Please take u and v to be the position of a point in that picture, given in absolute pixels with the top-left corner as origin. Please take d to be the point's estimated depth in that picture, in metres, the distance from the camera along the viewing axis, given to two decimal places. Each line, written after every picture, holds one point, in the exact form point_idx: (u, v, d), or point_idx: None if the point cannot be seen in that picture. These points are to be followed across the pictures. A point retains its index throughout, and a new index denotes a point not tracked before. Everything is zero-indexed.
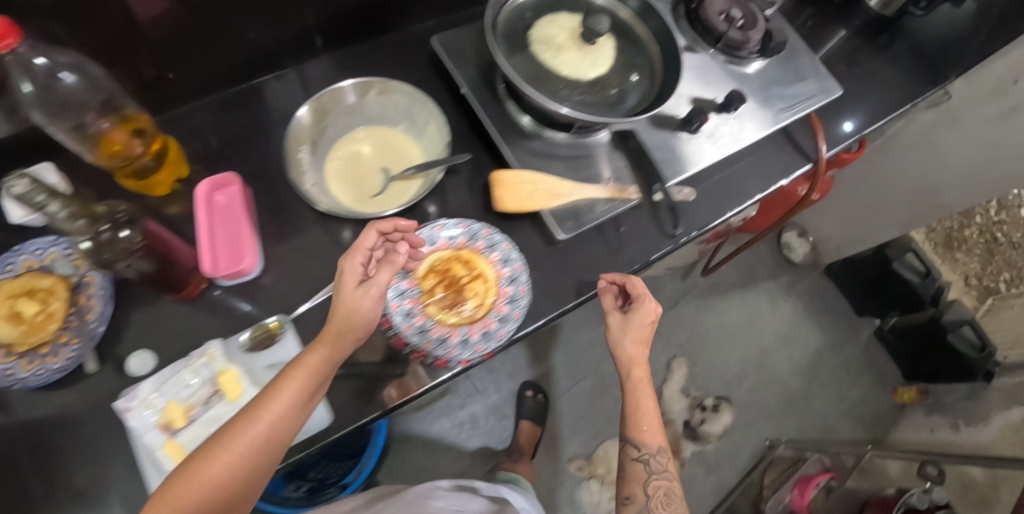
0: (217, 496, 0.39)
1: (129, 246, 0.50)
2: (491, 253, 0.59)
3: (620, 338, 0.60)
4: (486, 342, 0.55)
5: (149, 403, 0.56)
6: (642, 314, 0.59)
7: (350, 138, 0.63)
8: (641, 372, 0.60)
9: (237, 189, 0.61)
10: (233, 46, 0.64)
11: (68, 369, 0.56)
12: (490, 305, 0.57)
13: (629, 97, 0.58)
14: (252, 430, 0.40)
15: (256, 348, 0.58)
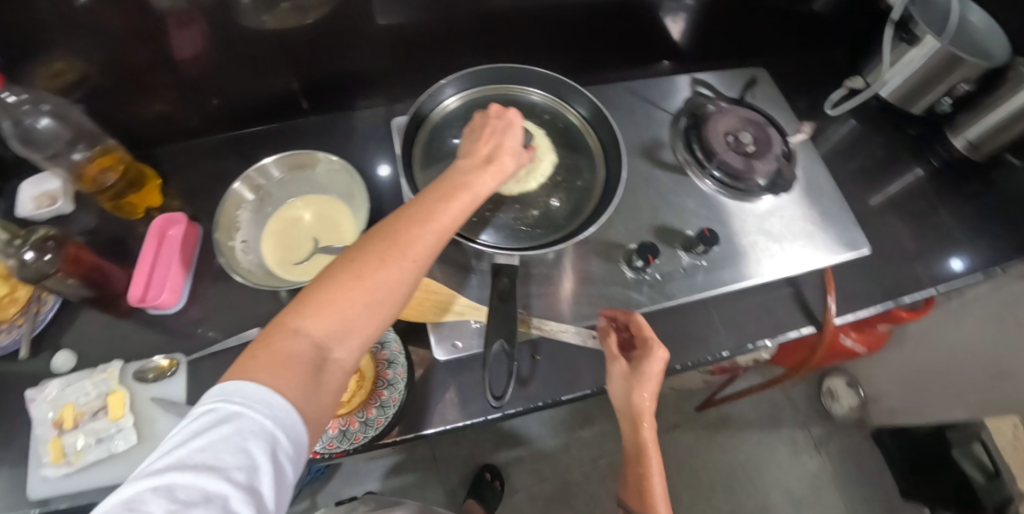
0: (373, 291, 0.37)
1: (38, 271, 0.56)
2: (381, 350, 0.57)
3: (622, 389, 0.51)
4: (340, 442, 0.52)
5: (50, 400, 0.60)
6: (655, 364, 0.49)
7: (289, 206, 0.64)
8: (648, 434, 0.50)
9: (182, 227, 0.64)
10: (238, 93, 0.72)
11: (7, 349, 0.62)
12: (356, 404, 0.54)
13: (553, 218, 0.54)
14: (414, 236, 0.40)
15: (149, 379, 0.60)
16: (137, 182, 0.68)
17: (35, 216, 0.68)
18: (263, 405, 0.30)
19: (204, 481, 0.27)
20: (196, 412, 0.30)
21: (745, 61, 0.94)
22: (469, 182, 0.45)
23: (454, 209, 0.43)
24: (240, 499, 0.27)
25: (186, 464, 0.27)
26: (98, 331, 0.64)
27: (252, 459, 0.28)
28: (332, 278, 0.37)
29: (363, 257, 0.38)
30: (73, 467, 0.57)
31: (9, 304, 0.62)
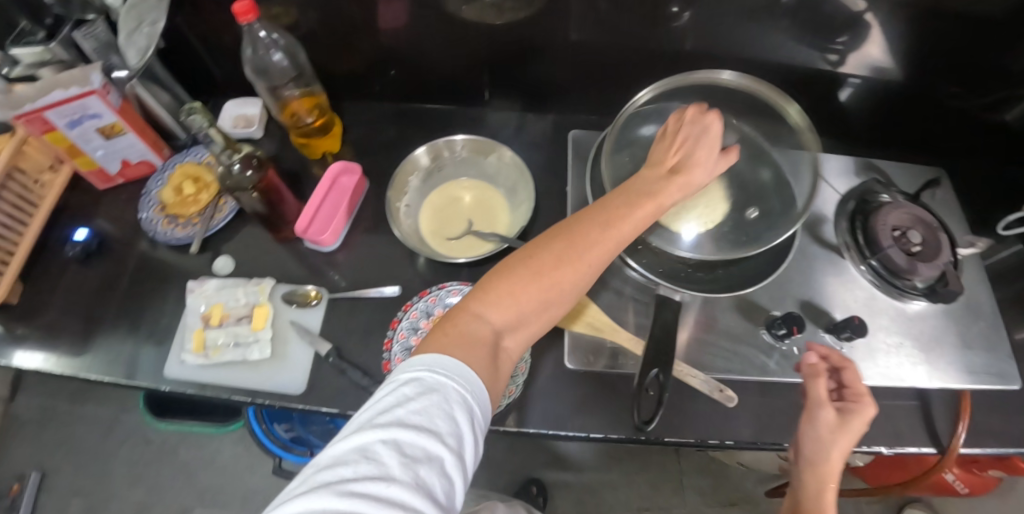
0: (552, 284, 0.41)
1: (241, 183, 0.61)
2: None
3: (812, 434, 0.48)
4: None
5: (205, 295, 0.65)
6: (861, 421, 0.47)
7: (455, 184, 0.69)
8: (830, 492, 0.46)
9: (356, 179, 0.70)
10: (429, 71, 0.78)
11: (183, 241, 0.71)
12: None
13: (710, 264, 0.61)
14: (597, 239, 0.43)
15: (294, 304, 0.64)
16: (327, 127, 0.72)
17: (231, 133, 0.76)
18: (462, 379, 0.33)
19: (425, 441, 0.28)
20: (406, 372, 0.33)
21: (925, 157, 0.88)
22: (654, 194, 0.46)
23: (636, 220, 0.45)
24: (452, 462, 0.29)
25: (406, 423, 0.29)
26: (255, 248, 0.70)
27: (456, 429, 0.30)
28: (519, 270, 0.41)
29: (548, 255, 0.41)
30: (209, 360, 0.62)
31: (193, 203, 0.71)
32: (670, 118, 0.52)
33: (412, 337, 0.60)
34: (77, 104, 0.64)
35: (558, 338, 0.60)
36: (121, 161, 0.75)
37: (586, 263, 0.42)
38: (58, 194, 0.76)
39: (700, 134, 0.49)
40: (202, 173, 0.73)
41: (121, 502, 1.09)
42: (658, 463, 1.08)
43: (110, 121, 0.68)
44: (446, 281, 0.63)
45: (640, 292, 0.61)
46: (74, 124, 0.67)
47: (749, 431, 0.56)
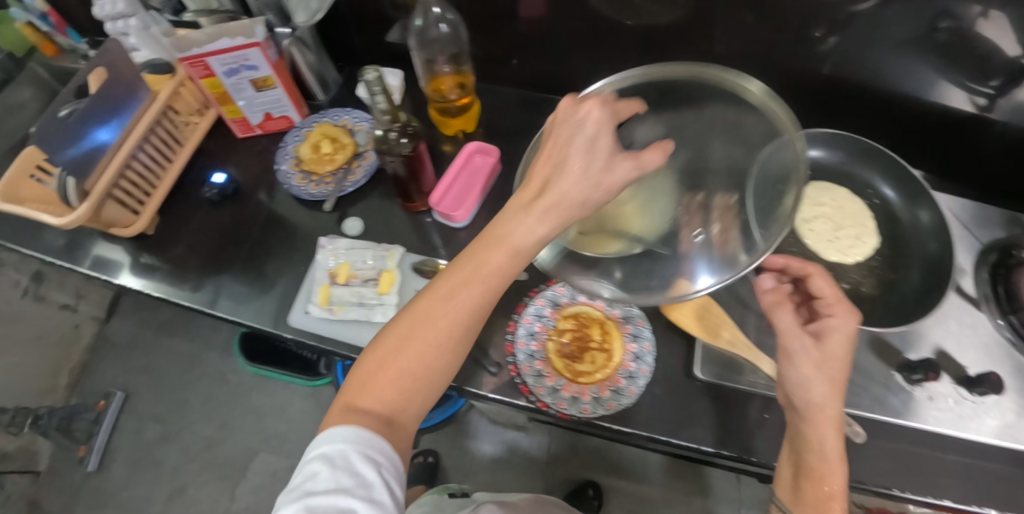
0: (428, 351, 0.36)
1: (398, 150, 0.60)
2: (634, 343, 0.60)
3: (798, 375, 0.42)
4: (569, 405, 0.56)
5: (334, 254, 0.67)
6: (837, 337, 0.42)
7: None
8: (830, 434, 0.40)
9: (491, 161, 0.71)
10: (563, 64, 0.77)
11: (315, 197, 0.73)
12: (594, 381, 0.57)
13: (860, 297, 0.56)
14: (451, 304, 0.36)
15: (420, 275, 0.65)
16: (468, 107, 0.72)
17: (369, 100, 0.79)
18: (353, 442, 0.32)
19: (335, 499, 0.30)
20: (302, 463, 0.33)
21: None
22: (507, 234, 0.36)
23: (495, 268, 0.36)
24: (366, 507, 0.30)
25: (316, 491, 0.30)
26: (381, 213, 0.72)
27: (365, 477, 0.31)
28: (374, 358, 0.36)
29: (402, 329, 0.36)
30: (332, 316, 0.63)
31: (328, 162, 0.73)
32: (547, 119, 0.40)
33: (537, 324, 0.60)
34: (239, 54, 0.67)
35: (680, 349, 0.60)
36: (264, 114, 0.78)
37: (447, 325, 0.36)
38: (201, 138, 0.81)
39: (579, 123, 0.37)
40: (339, 135, 0.75)
41: (195, 432, 1.16)
42: (714, 487, 1.07)
43: (264, 74, 0.71)
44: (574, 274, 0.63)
45: (772, 314, 0.60)
46: (232, 73, 0.70)
47: (861, 473, 0.55)
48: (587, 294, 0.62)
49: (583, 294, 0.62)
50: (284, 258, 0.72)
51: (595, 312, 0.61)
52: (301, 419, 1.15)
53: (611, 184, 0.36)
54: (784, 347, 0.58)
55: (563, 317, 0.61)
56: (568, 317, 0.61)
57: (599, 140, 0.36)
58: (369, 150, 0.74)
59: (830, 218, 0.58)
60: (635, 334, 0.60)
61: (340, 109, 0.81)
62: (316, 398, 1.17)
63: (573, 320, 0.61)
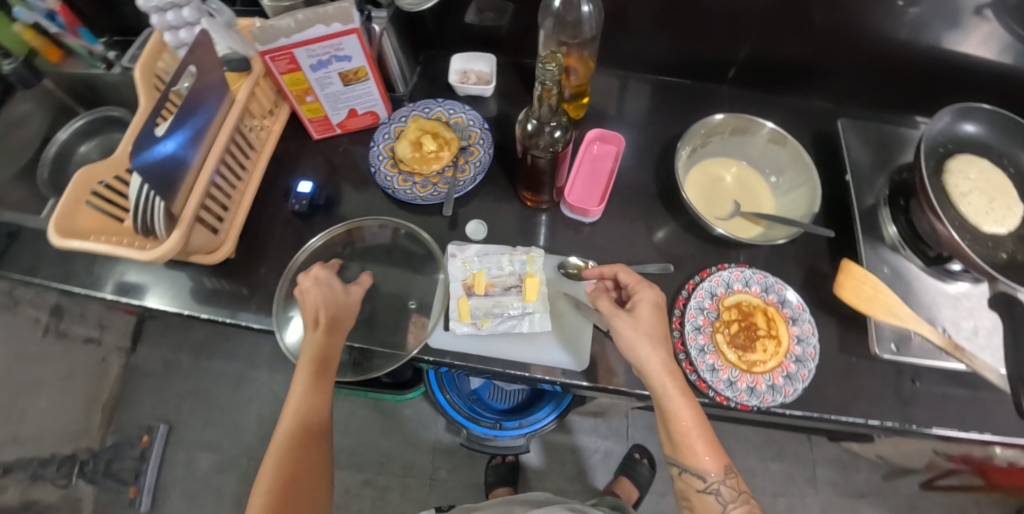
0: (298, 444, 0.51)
1: (551, 145, 0.56)
2: (796, 327, 0.60)
3: (645, 356, 0.50)
4: (750, 396, 0.55)
5: (468, 261, 0.62)
6: (647, 306, 0.52)
7: (723, 162, 0.67)
8: (670, 383, 0.50)
9: (614, 149, 0.67)
10: (669, 40, 0.69)
11: (426, 201, 0.67)
12: (768, 369, 0.56)
13: (1018, 267, 0.58)
14: (296, 404, 0.53)
15: (564, 276, 0.62)
16: (581, 93, 0.67)
17: (461, 88, 0.72)
18: None
19: None
20: None
21: None
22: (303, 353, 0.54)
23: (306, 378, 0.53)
24: None
25: None
26: (499, 211, 0.67)
27: None
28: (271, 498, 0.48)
29: (286, 456, 0.51)
30: (479, 330, 0.59)
31: (433, 160, 0.66)
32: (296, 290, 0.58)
33: (700, 316, 0.59)
34: (334, 43, 0.60)
35: (831, 328, 0.63)
36: (347, 111, 0.71)
37: (305, 414, 0.53)
38: (273, 144, 0.74)
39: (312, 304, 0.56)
40: (440, 130, 0.69)
41: (254, 457, 1.08)
42: (787, 450, 1.11)
43: (357, 65, 0.64)
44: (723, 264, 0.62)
45: (925, 288, 0.61)
46: (320, 66, 0.63)
47: (1006, 426, 0.60)
48: (740, 282, 0.61)
49: (738, 282, 0.61)
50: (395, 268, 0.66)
51: (751, 299, 0.61)
52: (368, 431, 1.10)
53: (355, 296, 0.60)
54: (942, 319, 0.60)
55: (724, 307, 0.60)
56: (729, 307, 0.60)
57: (332, 282, 0.58)
58: (476, 145, 0.68)
59: (982, 192, 0.60)
60: (796, 318, 0.60)
61: (426, 100, 0.74)
62: (382, 408, 1.11)
63: (735, 310, 0.60)
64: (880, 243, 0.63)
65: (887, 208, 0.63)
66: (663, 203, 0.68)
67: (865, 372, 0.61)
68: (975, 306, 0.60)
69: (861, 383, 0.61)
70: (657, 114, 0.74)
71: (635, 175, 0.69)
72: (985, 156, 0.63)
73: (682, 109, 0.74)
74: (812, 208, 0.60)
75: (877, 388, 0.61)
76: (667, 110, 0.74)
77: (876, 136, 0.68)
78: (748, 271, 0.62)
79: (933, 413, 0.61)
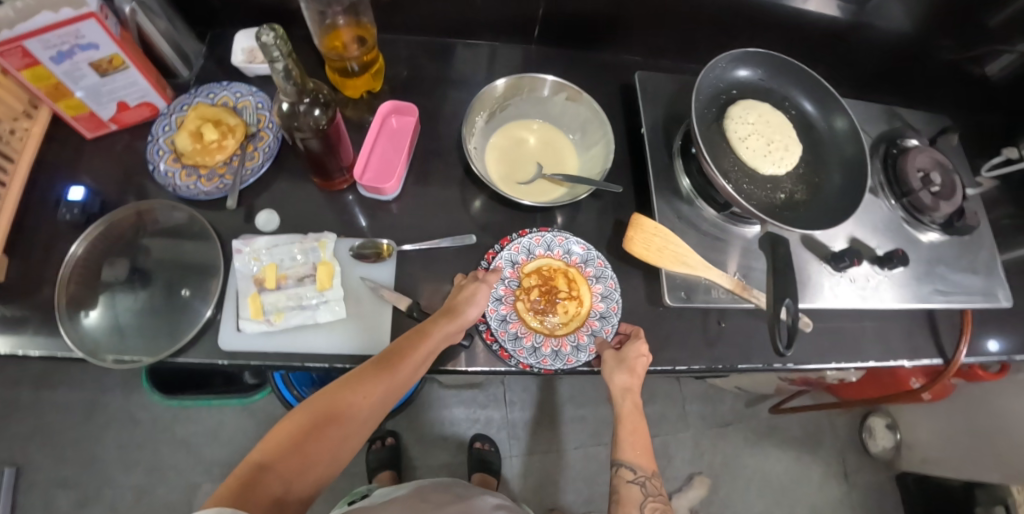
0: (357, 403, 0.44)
1: (315, 126, 0.52)
2: (599, 283, 0.61)
3: (620, 382, 0.55)
4: (553, 361, 0.56)
5: (256, 256, 0.58)
6: (639, 357, 0.56)
7: (523, 126, 0.66)
8: (629, 397, 0.57)
9: (412, 120, 0.64)
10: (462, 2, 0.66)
11: (212, 196, 0.61)
12: (572, 330, 0.58)
13: (796, 206, 0.62)
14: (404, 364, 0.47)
15: (362, 259, 0.60)
16: (372, 64, 0.64)
17: (249, 68, 0.67)
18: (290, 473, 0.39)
19: None
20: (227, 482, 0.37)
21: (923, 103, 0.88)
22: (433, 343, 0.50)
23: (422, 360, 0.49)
24: None
25: None
26: (296, 197, 0.63)
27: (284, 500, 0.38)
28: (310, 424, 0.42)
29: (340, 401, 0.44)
30: (272, 327, 0.55)
31: (216, 150, 0.61)
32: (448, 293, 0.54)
33: (502, 287, 0.58)
34: (69, 32, 0.52)
35: (639, 281, 0.64)
36: (117, 103, 0.64)
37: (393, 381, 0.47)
38: (36, 147, 0.64)
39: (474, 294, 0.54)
40: (222, 116, 0.63)
41: (116, 486, 1.01)
42: (664, 394, 1.17)
43: (110, 53, 0.56)
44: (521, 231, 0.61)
45: (718, 233, 0.64)
46: (63, 57, 0.55)
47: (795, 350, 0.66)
48: (541, 247, 0.61)
49: (540, 248, 0.61)
50: (184, 269, 0.61)
51: (554, 262, 0.61)
52: (242, 437, 1.05)
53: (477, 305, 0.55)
54: (731, 262, 0.63)
55: (524, 275, 0.60)
56: (530, 273, 0.60)
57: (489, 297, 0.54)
58: (266, 129, 0.63)
59: (760, 135, 0.62)
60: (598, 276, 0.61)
61: (212, 82, 0.67)
62: (254, 412, 1.06)
63: (536, 276, 0.60)
64: (677, 195, 0.64)
65: (680, 159, 0.64)
66: (469, 175, 0.66)
67: (672, 318, 0.64)
68: (761, 246, 0.64)
69: (666, 329, 0.64)
70: (465, 77, 0.71)
71: (443, 147, 0.67)
72: (768, 99, 0.66)
73: (490, 75, 0.72)
74: (607, 165, 0.61)
75: (683, 333, 0.64)
76: (476, 78, 0.71)
77: (672, 88, 0.68)
78: (548, 236, 0.61)
79: (734, 349, 0.65)
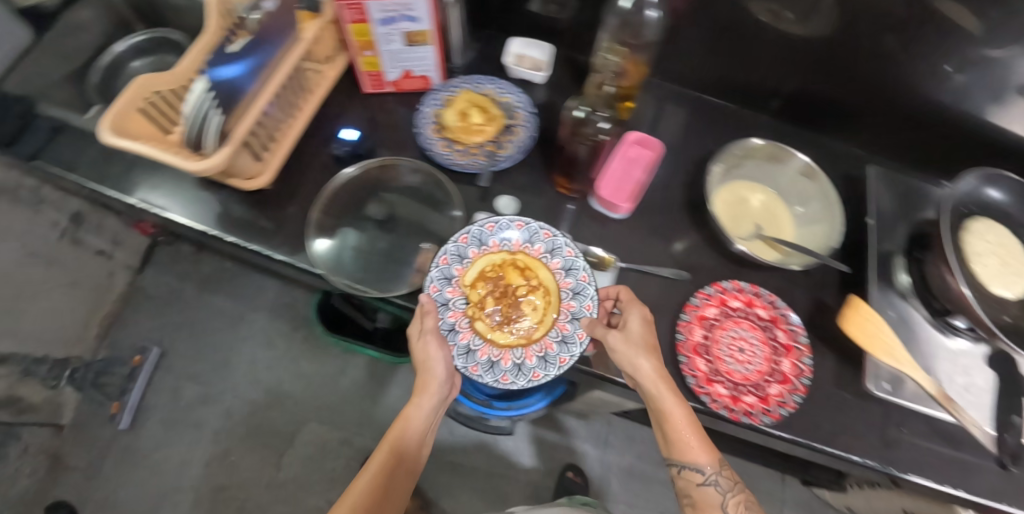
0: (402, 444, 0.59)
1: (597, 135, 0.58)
2: (552, 260, 0.62)
3: (647, 368, 0.54)
4: (544, 368, 0.57)
5: (495, 235, 0.64)
6: (636, 321, 0.56)
7: (750, 186, 0.69)
8: (670, 398, 0.53)
9: (652, 155, 0.69)
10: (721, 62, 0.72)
11: (461, 170, 0.67)
12: (550, 326, 0.58)
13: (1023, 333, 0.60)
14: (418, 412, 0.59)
15: (581, 263, 0.64)
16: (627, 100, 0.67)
17: (515, 71, 0.74)
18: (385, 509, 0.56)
19: None
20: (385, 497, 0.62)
21: None
22: (426, 393, 0.59)
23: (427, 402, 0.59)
24: None
25: None
26: (533, 192, 0.69)
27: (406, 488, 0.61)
28: (382, 467, 0.57)
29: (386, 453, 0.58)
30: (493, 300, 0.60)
31: (477, 133, 0.68)
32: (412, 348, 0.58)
33: (450, 312, 0.59)
34: (404, 2, 0.61)
35: (829, 362, 0.64)
36: (402, 70, 0.72)
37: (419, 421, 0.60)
38: (326, 88, 0.72)
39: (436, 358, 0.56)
40: (487, 106, 0.70)
41: (241, 396, 1.13)
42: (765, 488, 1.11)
43: (422, 28, 0.65)
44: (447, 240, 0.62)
45: (926, 338, 0.63)
46: (387, 22, 0.63)
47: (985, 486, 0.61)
48: (473, 244, 0.62)
49: (473, 247, 0.62)
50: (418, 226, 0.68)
51: (495, 256, 0.62)
52: (355, 390, 1.13)
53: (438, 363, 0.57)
54: (938, 369, 0.62)
55: (468, 286, 0.60)
56: (474, 283, 0.61)
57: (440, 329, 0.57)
58: (521, 125, 0.69)
59: (996, 255, 0.62)
60: (552, 250, 0.61)
61: (481, 74, 0.75)
62: (373, 371, 1.14)
63: (481, 282, 0.61)
64: (889, 289, 0.64)
65: (902, 256, 0.65)
66: (687, 216, 0.70)
67: (854, 408, 0.63)
68: (971, 363, 0.62)
69: (847, 418, 0.63)
70: (697, 127, 0.76)
71: (667, 184, 0.71)
72: (1005, 223, 0.66)
73: (720, 131, 0.76)
74: (833, 245, 0.62)
75: (863, 426, 0.63)
76: (705, 130, 0.76)
77: (900, 187, 0.70)
78: (474, 231, 0.62)
79: (915, 460, 0.62)
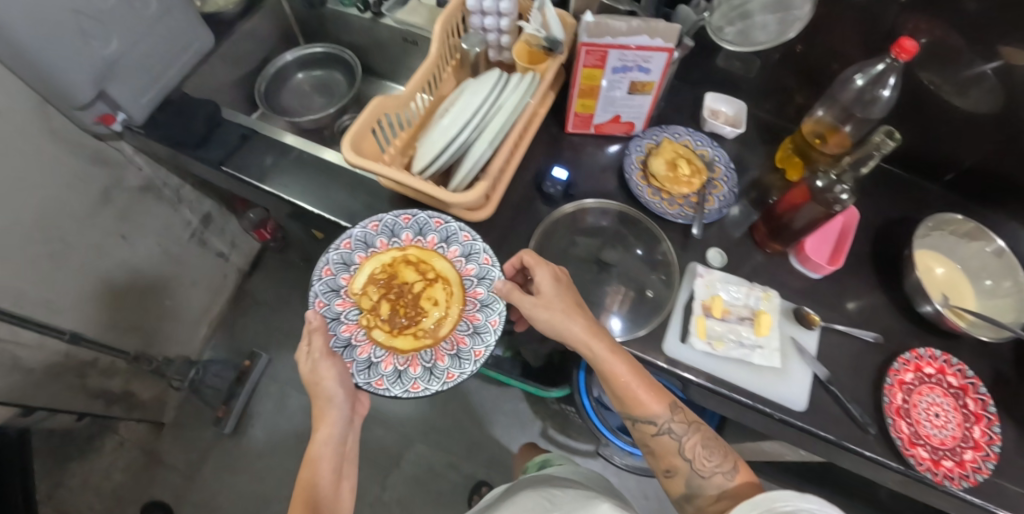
0: (321, 479, 0.56)
1: (835, 205, 0.59)
2: (449, 249, 0.68)
3: (574, 330, 0.56)
4: (459, 366, 0.61)
5: (711, 286, 0.65)
6: (547, 281, 0.59)
7: (939, 256, 0.73)
8: (602, 346, 0.56)
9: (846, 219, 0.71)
10: (908, 132, 0.76)
11: (669, 219, 0.70)
12: (458, 322, 0.64)
13: None
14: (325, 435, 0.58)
15: (789, 320, 0.66)
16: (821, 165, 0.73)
17: (711, 123, 0.77)
18: None
19: None
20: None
21: None
22: (324, 405, 0.59)
23: (328, 415, 0.58)
24: None
25: None
26: (731, 244, 0.71)
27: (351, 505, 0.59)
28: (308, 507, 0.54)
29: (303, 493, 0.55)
30: (713, 351, 0.62)
31: (685, 183, 0.70)
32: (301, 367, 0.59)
33: (346, 328, 0.63)
34: (644, 54, 0.62)
35: (1014, 431, 0.66)
36: (613, 115, 0.73)
37: (330, 439, 0.58)
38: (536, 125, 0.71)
39: (321, 369, 0.58)
40: (690, 157, 0.72)
41: None
42: None
43: (650, 79, 0.66)
44: (327, 250, 0.66)
45: None
46: (620, 71, 0.65)
47: None
48: (359, 249, 0.67)
49: (381, 235, 0.69)
50: (621, 269, 0.69)
51: (385, 256, 0.68)
52: (462, 412, 1.15)
53: (324, 374, 0.58)
54: None
55: (357, 294, 0.65)
56: (364, 289, 0.66)
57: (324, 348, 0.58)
58: (723, 180, 0.72)
59: None
60: (448, 239, 0.68)
61: (674, 123, 0.78)
62: (484, 395, 1.16)
63: (373, 285, 0.66)
64: None
65: None
66: (873, 279, 0.73)
67: None
68: None
69: None
70: (872, 192, 0.79)
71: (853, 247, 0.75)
72: None
73: (895, 196, 0.79)
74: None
75: None
76: (880, 197, 0.79)
77: None
78: (357, 235, 0.68)
79: None
